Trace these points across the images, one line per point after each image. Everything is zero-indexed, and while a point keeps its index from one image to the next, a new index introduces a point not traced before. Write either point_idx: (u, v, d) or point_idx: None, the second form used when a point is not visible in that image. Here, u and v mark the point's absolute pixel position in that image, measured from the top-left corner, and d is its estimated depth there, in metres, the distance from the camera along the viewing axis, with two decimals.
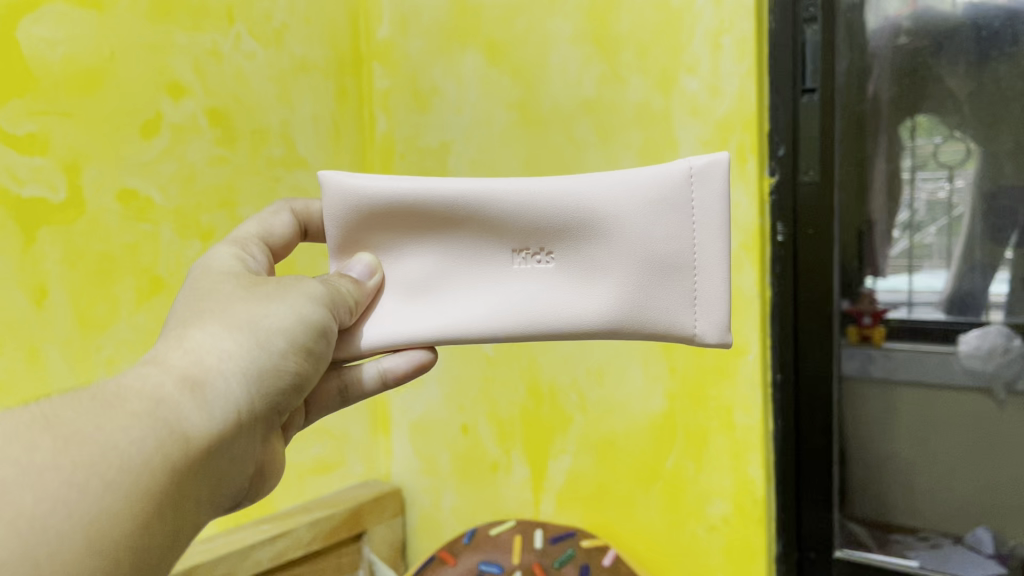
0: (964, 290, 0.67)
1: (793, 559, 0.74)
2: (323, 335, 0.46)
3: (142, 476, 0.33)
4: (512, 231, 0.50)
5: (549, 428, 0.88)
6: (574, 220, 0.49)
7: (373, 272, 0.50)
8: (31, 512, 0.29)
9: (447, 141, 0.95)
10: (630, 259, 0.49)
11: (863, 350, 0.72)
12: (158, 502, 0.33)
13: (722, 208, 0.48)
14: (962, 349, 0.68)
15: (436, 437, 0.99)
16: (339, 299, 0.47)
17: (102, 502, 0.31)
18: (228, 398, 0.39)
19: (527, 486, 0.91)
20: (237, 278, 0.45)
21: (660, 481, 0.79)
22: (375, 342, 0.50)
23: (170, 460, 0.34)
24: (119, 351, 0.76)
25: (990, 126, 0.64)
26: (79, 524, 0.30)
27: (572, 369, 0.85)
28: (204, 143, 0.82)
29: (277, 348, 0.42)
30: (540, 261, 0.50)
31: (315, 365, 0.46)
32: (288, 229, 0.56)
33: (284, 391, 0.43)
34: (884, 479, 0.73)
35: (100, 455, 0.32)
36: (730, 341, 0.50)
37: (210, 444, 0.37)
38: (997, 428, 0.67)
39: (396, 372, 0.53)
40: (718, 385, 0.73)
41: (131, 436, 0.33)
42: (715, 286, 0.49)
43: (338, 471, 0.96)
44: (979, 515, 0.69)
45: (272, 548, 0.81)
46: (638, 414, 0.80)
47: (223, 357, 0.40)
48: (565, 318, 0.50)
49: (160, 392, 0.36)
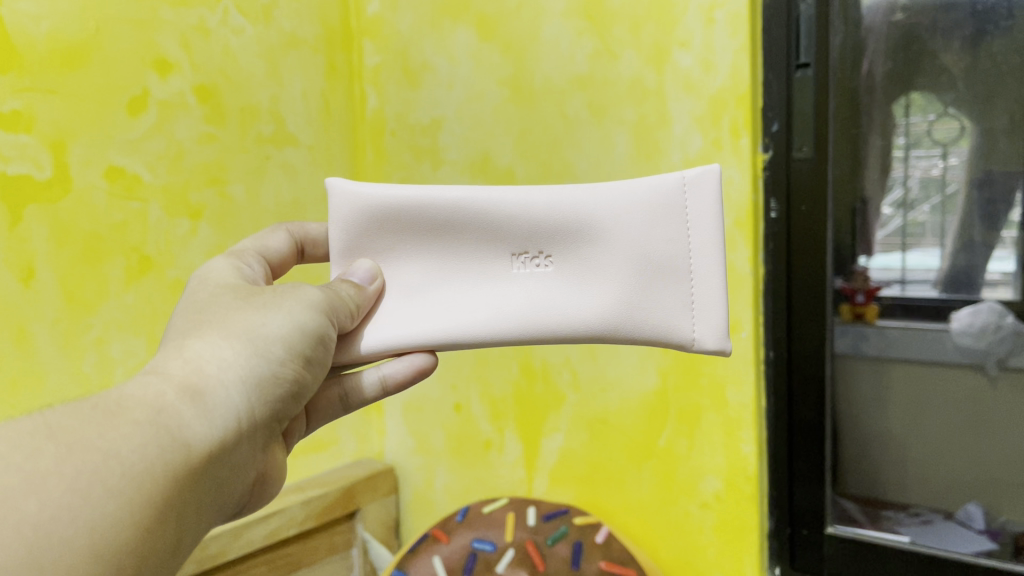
0: (960, 267, 0.67)
1: (785, 534, 0.74)
2: (321, 343, 0.45)
3: (145, 484, 0.32)
4: (513, 237, 0.49)
5: (542, 407, 0.88)
6: (570, 228, 0.49)
7: (373, 277, 0.49)
8: (34, 519, 0.28)
9: (438, 118, 0.94)
10: (628, 264, 0.49)
11: (856, 327, 0.72)
12: (162, 509, 0.33)
13: (716, 215, 0.48)
14: (954, 326, 0.68)
15: (430, 416, 0.98)
16: (339, 304, 0.46)
17: (107, 509, 0.30)
18: (229, 407, 0.38)
19: (520, 464, 0.91)
20: (235, 289, 0.45)
21: (653, 459, 0.79)
22: (375, 347, 0.49)
23: (173, 467, 0.34)
24: (110, 331, 0.76)
25: (985, 101, 0.64)
26: (84, 530, 0.29)
27: (565, 348, 0.85)
28: (192, 120, 0.81)
29: (275, 356, 0.42)
30: (539, 264, 0.50)
31: (314, 373, 0.45)
32: (283, 250, 0.55)
33: (284, 398, 0.42)
34: (876, 456, 0.74)
35: (102, 462, 0.31)
36: (729, 347, 0.50)
37: (211, 452, 0.36)
38: (990, 405, 0.67)
39: (396, 377, 0.51)
40: (710, 362, 0.73)
41: (132, 443, 0.33)
42: (712, 290, 0.49)
43: (330, 450, 0.96)
44: (971, 491, 0.69)
45: (264, 528, 0.81)
46: (632, 391, 0.80)
47: (222, 365, 0.39)
48: (565, 323, 0.49)
49: (161, 400, 0.35)
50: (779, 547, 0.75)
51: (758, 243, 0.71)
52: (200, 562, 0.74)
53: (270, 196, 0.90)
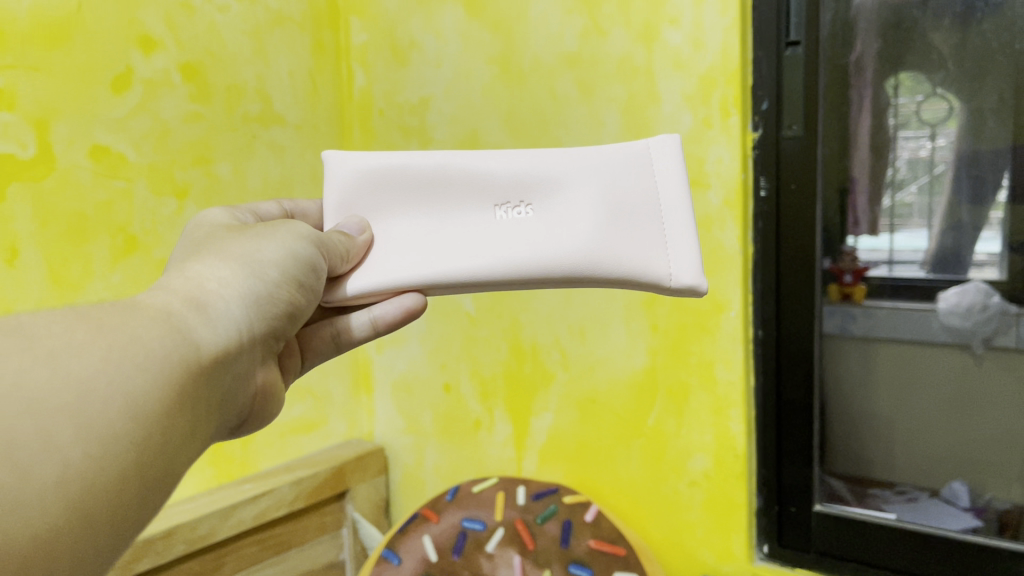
0: (947, 247, 0.67)
1: (773, 513, 0.74)
2: (312, 271, 0.44)
3: (167, 366, 0.32)
4: (495, 185, 0.50)
5: (531, 386, 0.88)
6: (544, 177, 0.50)
7: (362, 229, 0.49)
8: (78, 373, 0.28)
9: (426, 96, 0.93)
10: (604, 207, 0.49)
11: (844, 307, 0.72)
12: (183, 393, 0.32)
13: (680, 168, 0.50)
14: (941, 306, 0.68)
15: (420, 396, 0.98)
16: (331, 246, 0.45)
17: (138, 376, 0.30)
18: (232, 319, 0.38)
19: (509, 444, 0.91)
20: (225, 229, 0.45)
21: (642, 437, 0.79)
22: (362, 288, 0.49)
23: (189, 360, 0.33)
24: None
25: (974, 80, 0.64)
26: (118, 391, 0.29)
27: (554, 328, 0.85)
28: (177, 98, 0.80)
29: (271, 278, 0.41)
30: (518, 211, 0.49)
31: (306, 299, 0.45)
32: (275, 217, 0.55)
33: (279, 319, 0.42)
34: (863, 435, 0.74)
35: (131, 341, 0.31)
36: (704, 288, 0.50)
37: (220, 356, 0.36)
38: (975, 384, 0.68)
39: (385, 319, 0.50)
40: (699, 341, 0.74)
41: (151, 331, 0.32)
42: (683, 235, 0.49)
43: (320, 430, 0.96)
44: (957, 468, 0.70)
45: (254, 508, 0.81)
46: (621, 370, 0.80)
47: (222, 283, 0.39)
48: (545, 258, 0.48)
49: (169, 306, 0.35)
50: (767, 523, 0.75)
51: (748, 222, 0.71)
52: (190, 543, 0.75)
53: (257, 175, 0.89)
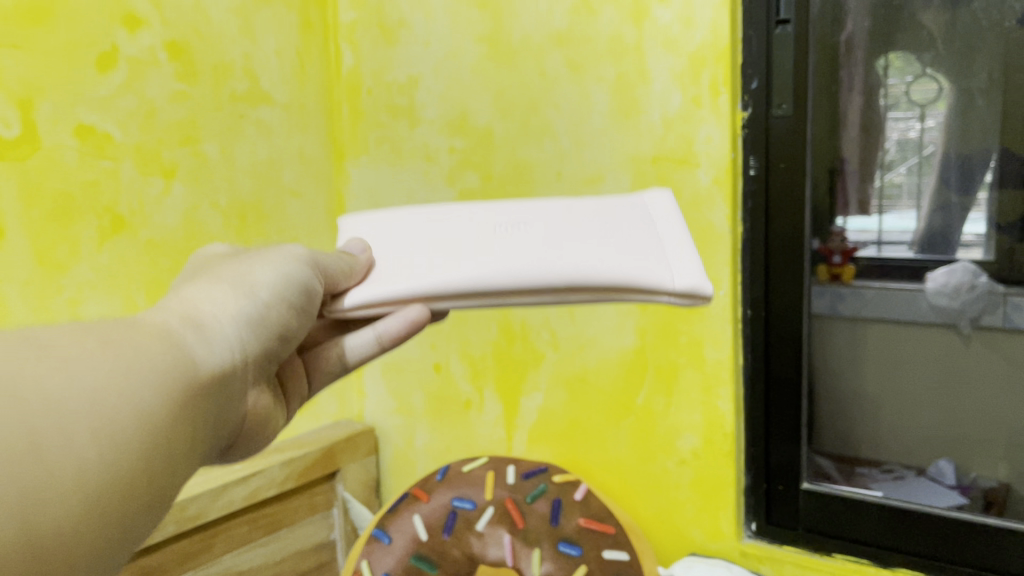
0: (936, 228, 0.68)
1: (761, 491, 0.75)
2: (308, 297, 0.44)
3: (168, 383, 0.31)
4: (489, 209, 0.50)
5: (521, 366, 0.88)
6: (540, 202, 0.50)
7: (363, 250, 0.49)
8: (93, 387, 0.27)
9: (415, 76, 0.92)
10: (600, 225, 0.48)
11: (833, 288, 0.72)
12: (183, 410, 0.32)
13: (670, 202, 0.52)
14: (930, 287, 0.69)
15: (410, 376, 0.98)
16: (326, 271, 0.45)
17: (144, 390, 0.29)
18: (226, 342, 0.37)
19: (499, 423, 0.91)
20: (222, 257, 0.45)
21: (631, 416, 0.79)
22: (357, 300, 0.47)
23: (188, 378, 0.33)
24: (83, 291, 0.74)
25: (964, 59, 0.64)
26: (129, 404, 0.28)
27: (544, 308, 0.85)
28: (163, 77, 0.79)
29: (265, 300, 0.41)
30: (514, 226, 0.48)
31: (301, 323, 0.44)
32: None
33: (273, 341, 0.41)
34: (851, 414, 0.75)
35: (132, 352, 0.30)
36: (709, 298, 0.46)
37: (216, 375, 0.35)
38: (962, 363, 0.69)
39: (391, 333, 0.46)
40: (688, 321, 0.74)
41: (151, 349, 0.32)
42: (684, 254, 0.47)
43: (310, 410, 0.96)
44: (943, 446, 0.71)
45: (245, 488, 0.81)
46: (611, 349, 0.80)
47: (216, 304, 0.38)
48: (545, 259, 0.45)
49: (165, 324, 0.34)
50: (755, 503, 0.76)
51: (737, 202, 0.71)
52: (181, 522, 0.75)
53: (245, 156, 0.89)
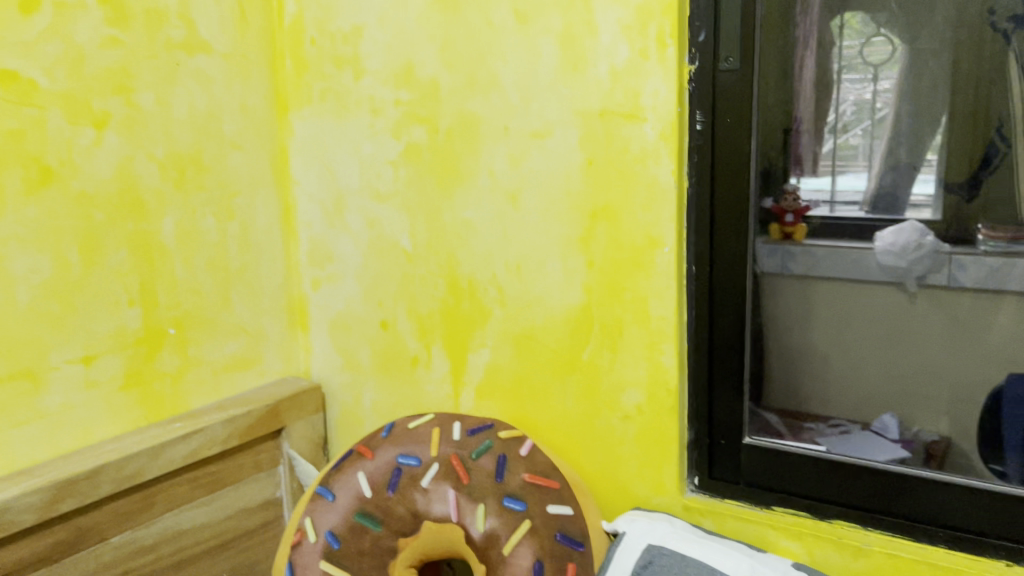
0: (886, 188, 0.71)
1: (704, 446, 0.75)
2: None
3: None
4: None
5: (468, 323, 0.87)
6: None
7: None
8: None
9: (359, 25, 0.89)
10: None
11: (784, 247, 0.71)
12: None
13: None
14: (879, 246, 0.71)
15: (356, 333, 0.96)
16: None
17: None
18: None
19: (446, 381, 0.90)
20: None
21: (577, 373, 0.79)
22: None
23: None
24: (9, 245, 0.71)
25: (913, 23, 0.66)
26: None
27: (491, 266, 0.84)
28: (93, 22, 0.76)
29: None
30: None
31: None
32: None
33: None
34: (798, 368, 0.75)
35: None
36: None
37: None
38: (908, 319, 0.72)
39: None
40: (633, 277, 0.74)
41: None
42: None
43: (254, 368, 0.95)
44: (889, 400, 0.73)
45: (185, 446, 0.80)
46: (557, 306, 0.80)
47: None
48: None
49: None
50: (698, 457, 0.75)
51: (682, 157, 0.70)
52: (117, 482, 0.74)
53: (183, 106, 0.85)
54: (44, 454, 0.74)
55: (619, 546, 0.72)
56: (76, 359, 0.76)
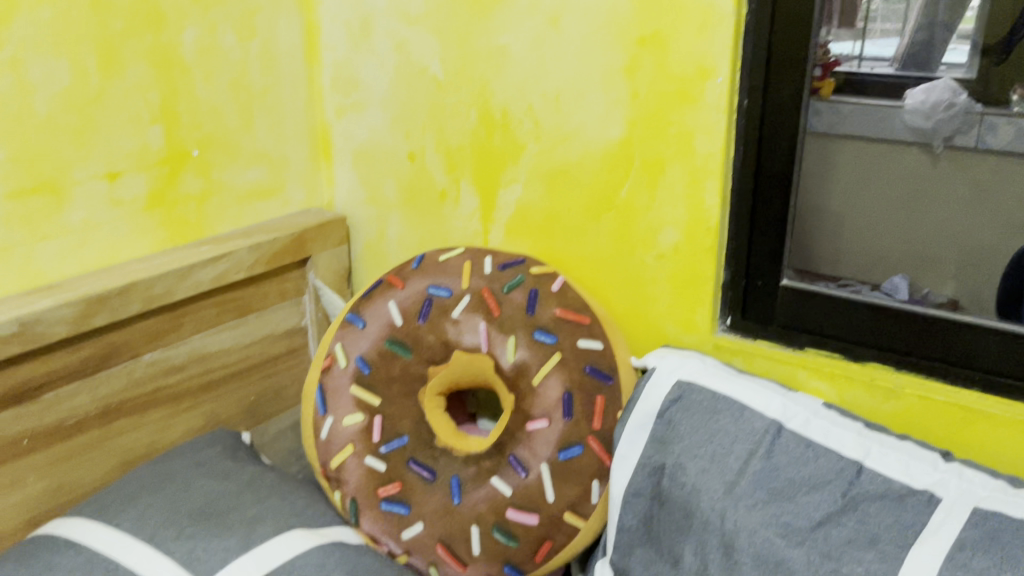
0: (920, 45, 0.75)
1: (740, 288, 0.74)
2: None
3: None
4: None
5: (500, 157, 0.84)
6: None
7: None
8: None
9: None
10: None
11: (814, 106, 0.69)
12: None
13: None
14: (908, 103, 0.77)
15: (381, 165, 0.93)
16: None
17: None
18: None
19: (475, 216, 0.88)
20: None
21: (612, 210, 0.77)
22: None
23: None
24: (25, 49, 0.67)
25: None
26: None
27: (527, 96, 0.80)
28: None
29: None
30: None
31: None
32: None
33: None
34: (810, 229, 0.73)
35: None
36: None
37: None
38: (927, 181, 0.83)
39: None
40: (679, 111, 0.71)
41: None
42: None
43: (276, 196, 0.93)
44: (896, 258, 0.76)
45: (212, 270, 0.79)
46: (595, 140, 0.77)
47: None
48: None
49: None
50: (732, 299, 0.74)
51: None
52: (146, 301, 0.73)
53: None
54: (72, 270, 0.74)
55: (649, 381, 0.72)
56: (99, 175, 0.74)
